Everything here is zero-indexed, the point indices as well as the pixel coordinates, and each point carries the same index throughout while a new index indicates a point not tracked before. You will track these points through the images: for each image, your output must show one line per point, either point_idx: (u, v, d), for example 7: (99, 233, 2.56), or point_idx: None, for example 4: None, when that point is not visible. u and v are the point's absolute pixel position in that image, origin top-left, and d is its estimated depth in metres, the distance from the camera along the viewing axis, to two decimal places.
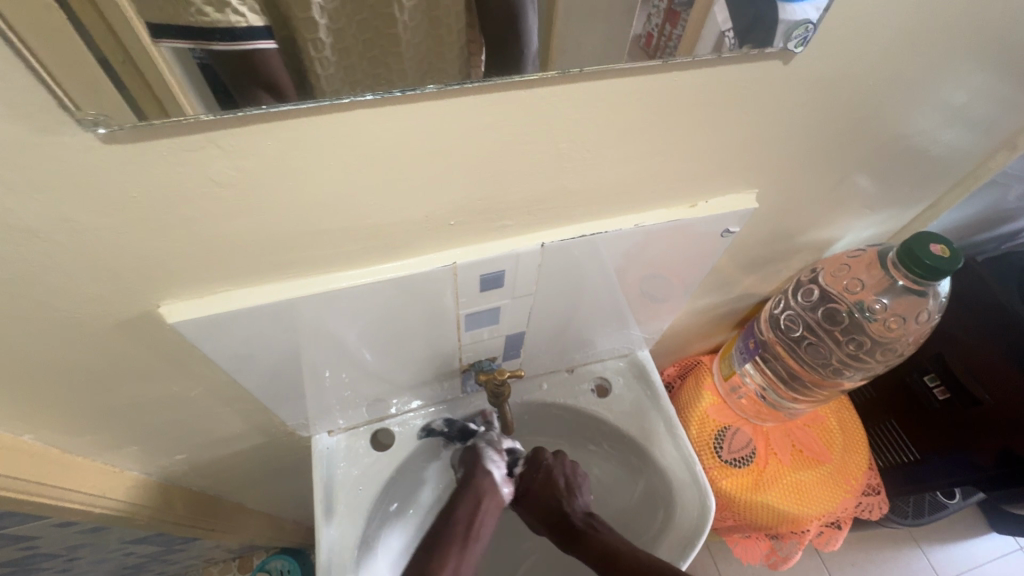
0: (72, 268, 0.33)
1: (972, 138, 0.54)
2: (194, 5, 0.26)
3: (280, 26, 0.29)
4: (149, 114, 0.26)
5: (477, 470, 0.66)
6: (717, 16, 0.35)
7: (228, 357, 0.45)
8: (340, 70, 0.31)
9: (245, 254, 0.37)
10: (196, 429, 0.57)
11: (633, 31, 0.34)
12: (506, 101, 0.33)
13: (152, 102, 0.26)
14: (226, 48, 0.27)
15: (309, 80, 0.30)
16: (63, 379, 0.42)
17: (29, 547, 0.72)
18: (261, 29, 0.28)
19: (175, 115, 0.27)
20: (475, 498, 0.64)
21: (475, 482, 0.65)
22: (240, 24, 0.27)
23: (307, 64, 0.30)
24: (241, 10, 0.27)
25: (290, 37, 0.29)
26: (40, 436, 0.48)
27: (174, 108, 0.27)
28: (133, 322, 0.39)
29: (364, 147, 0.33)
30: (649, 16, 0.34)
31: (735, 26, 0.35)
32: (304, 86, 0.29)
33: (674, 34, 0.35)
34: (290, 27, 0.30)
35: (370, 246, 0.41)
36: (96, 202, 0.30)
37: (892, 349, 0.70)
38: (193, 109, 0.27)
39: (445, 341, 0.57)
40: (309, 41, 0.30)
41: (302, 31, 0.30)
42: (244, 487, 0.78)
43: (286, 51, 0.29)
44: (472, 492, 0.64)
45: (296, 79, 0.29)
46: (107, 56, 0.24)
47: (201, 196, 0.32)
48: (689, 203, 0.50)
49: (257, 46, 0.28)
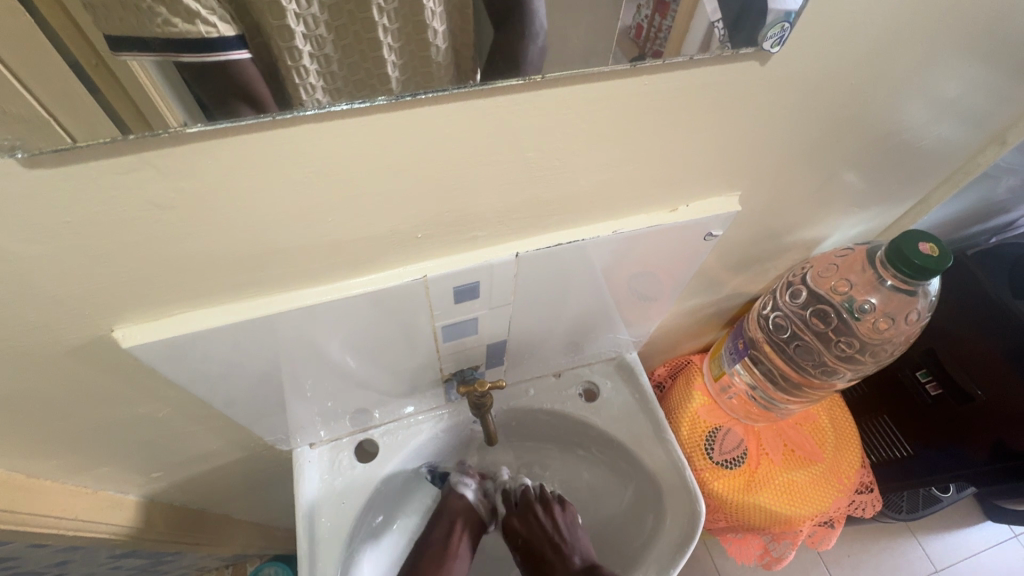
0: (13, 294, 0.31)
1: (963, 132, 0.53)
2: (160, 15, 0.24)
3: (254, 35, 0.27)
4: (131, 127, 0.25)
5: (451, 495, 0.71)
6: (706, 6, 0.32)
7: (196, 377, 0.44)
8: (322, 79, 0.29)
9: (203, 275, 0.36)
10: (170, 448, 0.56)
11: (622, 22, 0.32)
12: (469, 111, 0.31)
13: (136, 115, 0.25)
14: (193, 58, 0.25)
15: (286, 91, 0.28)
16: (24, 405, 0.40)
17: (10, 567, 0.70)
18: (233, 39, 0.26)
19: (158, 128, 0.25)
20: (449, 516, 0.69)
21: (448, 505, 0.70)
22: (210, 34, 0.25)
23: (284, 73, 0.28)
24: (211, 20, 0.25)
25: (265, 46, 0.28)
26: (3, 462, 0.46)
27: (156, 119, 0.25)
28: (87, 347, 0.38)
29: (318, 164, 0.31)
30: (638, 7, 0.32)
31: (725, 17, 0.32)
32: (282, 96, 0.28)
33: (663, 26, 0.33)
34: (264, 34, 0.27)
35: (337, 262, 0.40)
36: (29, 227, 0.28)
37: (884, 349, 0.68)
38: (177, 120, 0.26)
39: (424, 352, 0.56)
40: (285, 50, 0.28)
41: (277, 40, 0.28)
42: (229, 500, 0.77)
43: (259, 57, 0.27)
44: (446, 514, 0.69)
45: (274, 87, 0.28)
46: (79, 59, 0.24)
47: (146, 219, 0.30)
48: (669, 208, 0.48)
49: (230, 57, 0.26)
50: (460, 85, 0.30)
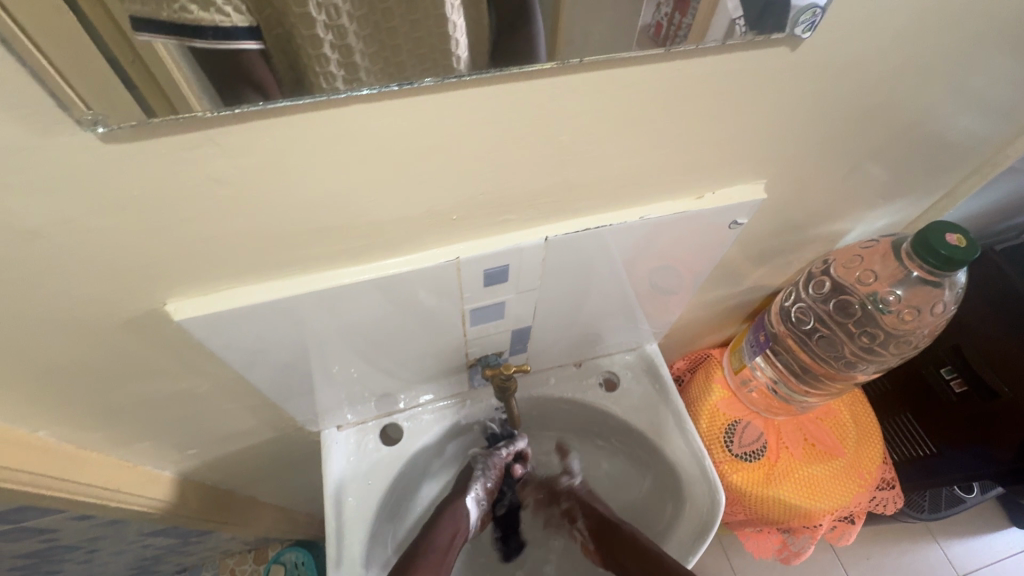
0: (78, 264, 0.33)
1: (991, 123, 0.53)
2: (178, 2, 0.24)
3: (273, 24, 0.27)
4: (157, 111, 0.26)
5: (458, 502, 0.66)
6: (728, 4, 0.32)
7: (237, 354, 0.46)
8: (342, 68, 0.29)
9: (254, 251, 0.38)
10: (206, 425, 0.58)
11: (642, 20, 0.33)
12: (508, 93, 0.33)
13: (162, 99, 0.26)
14: (206, 47, 0.26)
15: (308, 79, 0.29)
16: (78, 375, 0.43)
17: (51, 538, 0.73)
18: (245, 28, 0.26)
19: (184, 111, 0.27)
20: (453, 527, 0.63)
21: (454, 509, 0.65)
22: (224, 23, 0.25)
23: (305, 64, 0.28)
24: (225, 9, 0.25)
25: (285, 36, 0.28)
26: (54, 432, 0.49)
27: (182, 104, 0.27)
28: (142, 318, 0.40)
29: (362, 143, 0.32)
30: (657, 6, 0.32)
31: (747, 15, 0.33)
32: (300, 82, 0.29)
33: (683, 23, 0.33)
34: (285, 23, 0.28)
35: (374, 242, 0.41)
36: (98, 200, 0.30)
37: (907, 342, 0.68)
38: (201, 105, 0.27)
39: (451, 337, 0.57)
40: (308, 39, 0.28)
41: (300, 28, 0.28)
42: (257, 480, 0.79)
43: (279, 51, 0.28)
44: (450, 518, 0.64)
45: (292, 77, 0.29)
46: (115, 53, 0.24)
47: (204, 193, 0.32)
48: (695, 195, 0.49)
49: (241, 46, 0.26)
50: (500, 67, 0.31)
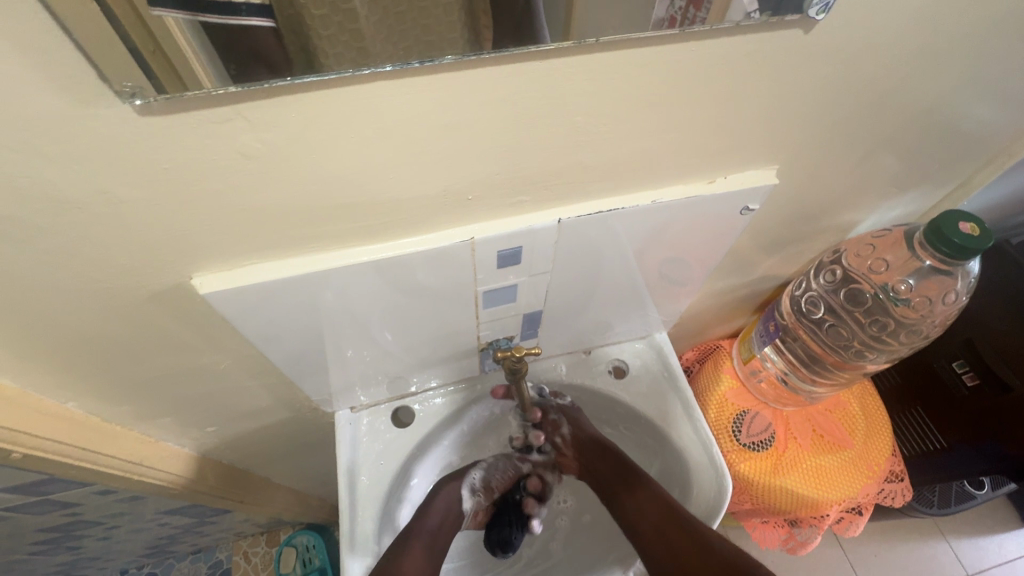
0: (112, 237, 0.35)
1: (1007, 112, 0.52)
2: None
3: (286, 5, 0.29)
4: (169, 87, 0.27)
5: (453, 486, 0.71)
6: None
7: (257, 331, 0.47)
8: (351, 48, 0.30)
9: (276, 227, 0.39)
10: (223, 402, 0.59)
11: (655, 14, 0.33)
12: (525, 72, 0.33)
13: (174, 77, 0.27)
14: (218, 22, 0.27)
15: (317, 58, 0.30)
16: (105, 348, 0.44)
17: (73, 513, 0.76)
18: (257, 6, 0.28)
19: (195, 89, 0.28)
20: (446, 509, 0.68)
21: (450, 492, 0.70)
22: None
23: (316, 44, 0.30)
24: None
25: (294, 16, 0.29)
26: (82, 403, 0.51)
27: (193, 81, 0.27)
28: (168, 291, 0.41)
29: (380, 120, 0.33)
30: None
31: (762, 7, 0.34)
32: (311, 62, 0.29)
33: (697, 17, 0.34)
34: (295, 6, 0.29)
35: (392, 220, 0.42)
36: (132, 173, 0.31)
37: (917, 331, 0.68)
38: (211, 82, 0.28)
39: (464, 320, 0.58)
40: (317, 19, 0.30)
41: (309, 9, 0.30)
42: (272, 461, 0.81)
43: (289, 31, 0.29)
44: (443, 503, 0.68)
45: (304, 57, 0.30)
46: (138, 45, 0.26)
47: (231, 166, 0.33)
48: (707, 179, 0.50)
49: (250, 22, 0.28)
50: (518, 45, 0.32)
